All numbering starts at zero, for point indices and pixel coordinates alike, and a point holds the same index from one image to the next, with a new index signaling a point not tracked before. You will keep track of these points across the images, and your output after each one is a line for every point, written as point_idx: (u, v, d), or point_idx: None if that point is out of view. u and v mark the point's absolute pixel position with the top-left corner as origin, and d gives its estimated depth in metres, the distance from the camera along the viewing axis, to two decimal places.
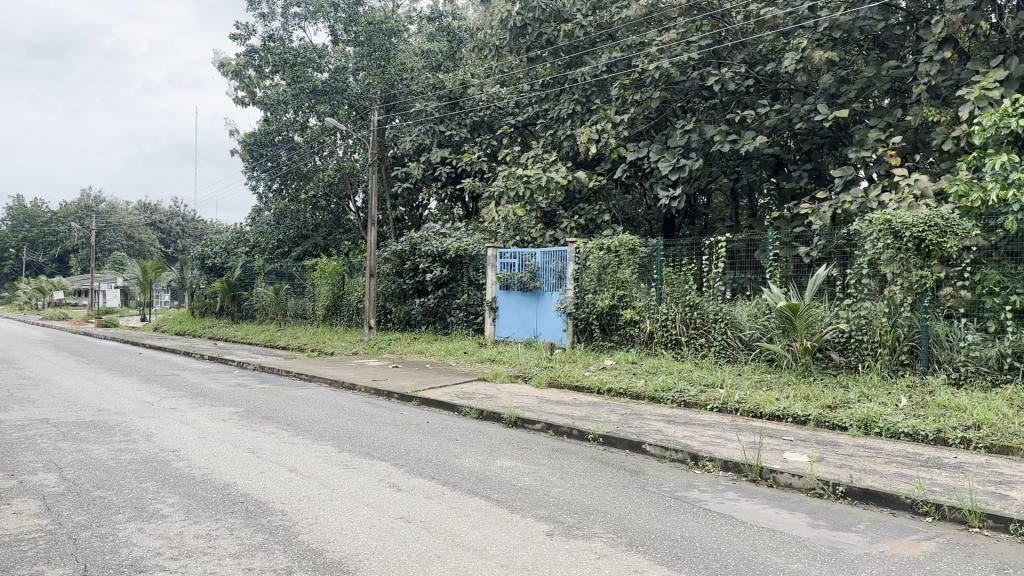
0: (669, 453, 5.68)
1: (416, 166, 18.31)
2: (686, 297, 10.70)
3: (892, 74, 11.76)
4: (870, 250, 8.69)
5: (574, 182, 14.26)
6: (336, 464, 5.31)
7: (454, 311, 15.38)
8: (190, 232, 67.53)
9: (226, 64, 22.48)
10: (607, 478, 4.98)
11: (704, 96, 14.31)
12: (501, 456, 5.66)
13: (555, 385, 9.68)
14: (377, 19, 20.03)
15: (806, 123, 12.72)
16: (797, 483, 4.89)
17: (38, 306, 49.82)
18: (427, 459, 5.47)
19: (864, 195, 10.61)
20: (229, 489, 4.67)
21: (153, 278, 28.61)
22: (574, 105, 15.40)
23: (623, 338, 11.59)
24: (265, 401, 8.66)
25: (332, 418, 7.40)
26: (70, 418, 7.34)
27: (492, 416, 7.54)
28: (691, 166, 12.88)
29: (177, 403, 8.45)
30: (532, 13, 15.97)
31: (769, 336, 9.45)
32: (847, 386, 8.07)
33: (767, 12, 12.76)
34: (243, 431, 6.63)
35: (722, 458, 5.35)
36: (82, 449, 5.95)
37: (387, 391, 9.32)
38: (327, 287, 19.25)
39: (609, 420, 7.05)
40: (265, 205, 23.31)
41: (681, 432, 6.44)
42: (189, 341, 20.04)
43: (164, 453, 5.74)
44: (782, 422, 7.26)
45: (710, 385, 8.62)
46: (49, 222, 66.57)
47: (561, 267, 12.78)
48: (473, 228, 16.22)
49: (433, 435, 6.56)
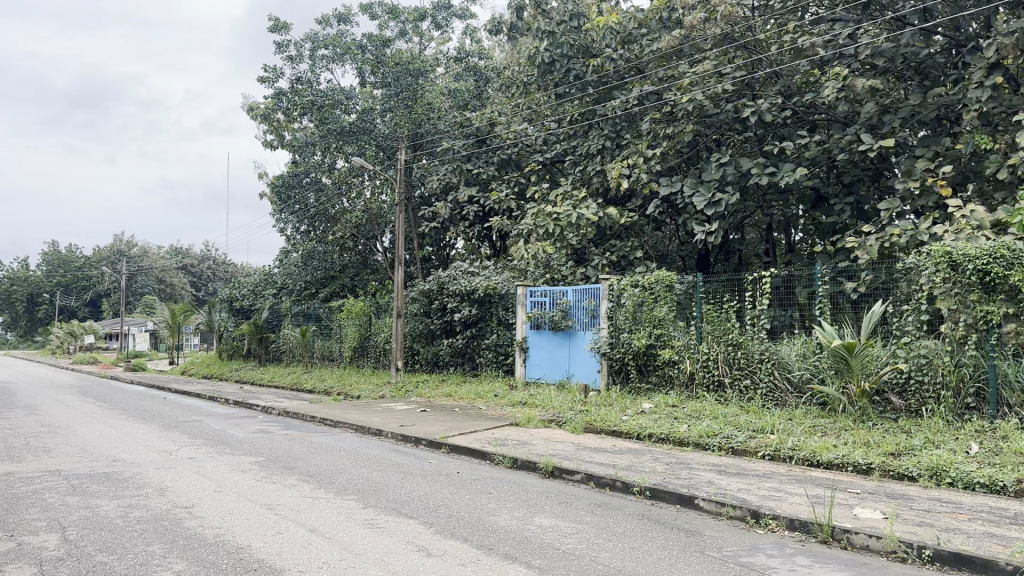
0: (726, 509, 5.16)
1: (444, 205, 18.06)
2: (728, 336, 10.18)
3: (938, 102, 11.28)
4: (927, 284, 8.16)
5: (605, 219, 13.87)
6: (361, 522, 4.86)
7: (483, 351, 14.94)
8: (220, 274, 68.08)
9: (254, 108, 22.73)
10: (661, 542, 4.47)
11: (738, 129, 13.91)
12: (540, 512, 5.17)
13: (591, 430, 9.15)
14: (403, 60, 19.91)
15: (848, 154, 12.25)
16: (876, 544, 4.35)
17: (70, 351, 50.31)
18: (458, 517, 5.00)
19: (914, 227, 10.08)
20: (241, 554, 4.23)
21: (182, 321, 28.62)
22: (604, 141, 15.07)
23: (661, 379, 11.05)
24: (288, 449, 8.24)
25: (357, 468, 6.97)
26: (83, 470, 6.97)
27: (526, 465, 7.05)
28: (728, 201, 12.44)
29: (196, 452, 8.06)
30: (560, 49, 15.72)
31: (821, 378, 8.89)
32: (909, 432, 7.46)
33: (805, 41, 12.34)
34: (262, 484, 6.20)
35: (787, 516, 4.82)
36: (90, 506, 5.55)
37: (415, 437, 8.85)
38: (354, 328, 18.94)
39: (654, 470, 6.52)
40: (292, 247, 23.17)
41: (735, 485, 5.91)
42: (215, 385, 19.79)
43: (176, 510, 5.33)
44: (843, 472, 6.70)
45: (760, 431, 8.08)
46: (83, 267, 67.70)
47: (594, 305, 12.30)
48: (502, 266, 15.86)
49: (465, 487, 6.09)
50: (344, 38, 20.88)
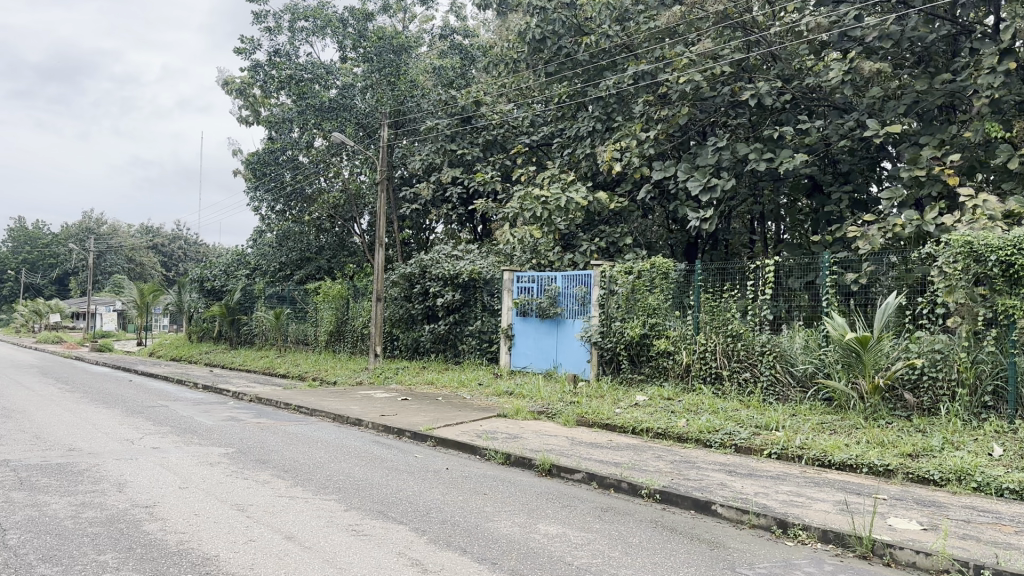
0: (748, 517, 4.68)
1: (426, 186, 17.44)
2: (727, 326, 9.71)
3: (946, 88, 10.85)
4: (942, 277, 7.73)
5: (595, 203, 13.33)
6: (345, 529, 4.32)
7: (466, 338, 14.39)
8: (191, 255, 66.86)
9: (228, 82, 21.89)
10: (684, 556, 3.99)
11: (735, 112, 13.43)
12: (543, 518, 4.65)
13: (583, 423, 8.67)
14: (387, 34, 19.30)
15: (850, 140, 11.82)
16: (923, 562, 3.91)
17: (35, 329, 49.15)
18: (454, 523, 4.46)
19: (921, 218, 9.69)
20: (206, 568, 3.66)
21: (151, 301, 27.75)
22: (594, 122, 14.53)
23: (654, 371, 10.58)
24: (260, 440, 7.65)
25: (335, 463, 6.40)
26: (33, 461, 6.34)
27: (520, 461, 6.53)
28: (725, 186, 11.94)
29: (161, 442, 7.45)
30: (551, 26, 14.99)
31: (827, 372, 8.47)
32: (925, 432, 7.06)
33: (808, 19, 11.77)
34: (233, 480, 5.62)
35: (821, 528, 4.37)
36: (38, 504, 4.95)
37: (398, 429, 8.30)
38: (330, 311, 18.26)
39: (661, 470, 6.03)
40: (267, 227, 22.46)
41: (751, 488, 5.44)
42: (184, 368, 19.03)
43: (135, 511, 4.74)
44: (858, 473, 6.30)
45: (765, 427, 7.63)
46: (49, 244, 66.27)
47: (585, 293, 11.78)
48: (486, 251, 15.33)
49: (457, 486, 5.55)
50: (325, 10, 20.11)
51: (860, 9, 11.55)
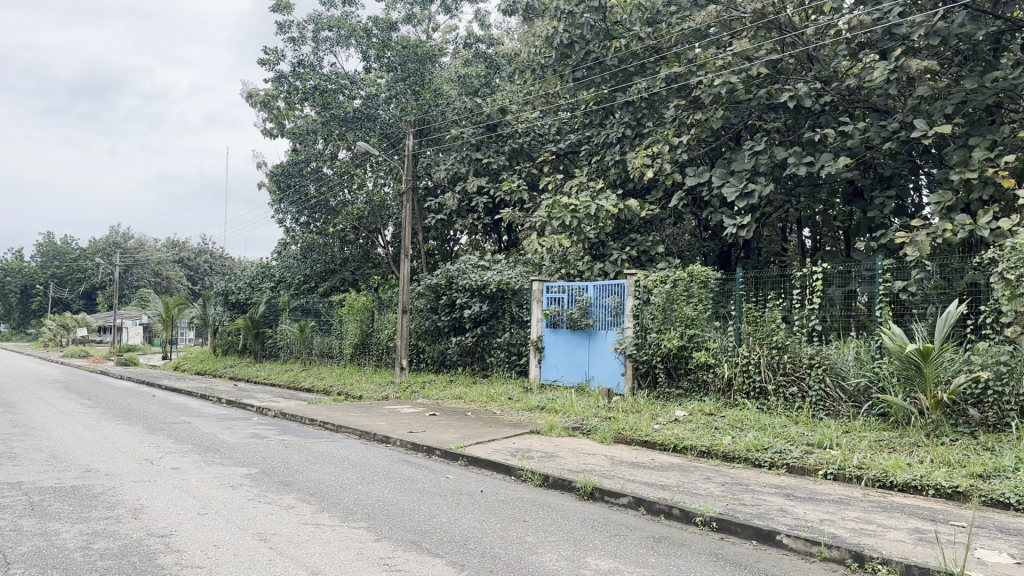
0: (818, 549, 4.26)
1: (451, 196, 17.14)
2: (772, 338, 9.22)
3: (998, 86, 10.27)
4: (1008, 282, 7.24)
5: (625, 211, 12.93)
6: (378, 564, 3.94)
7: (494, 350, 14.00)
8: (217, 269, 67.19)
9: (252, 95, 21.71)
10: None
11: (770, 115, 12.97)
12: (592, 550, 4.25)
13: (621, 440, 8.24)
14: (410, 43, 19.01)
15: (894, 142, 11.32)
16: None
17: (62, 344, 49.47)
18: (494, 556, 4.08)
19: (973, 222, 9.21)
20: None
21: (176, 314, 27.67)
22: (624, 128, 14.12)
23: (693, 385, 10.12)
24: (284, 459, 7.31)
25: (364, 485, 6.03)
26: (48, 484, 6.04)
27: (558, 483, 6.13)
28: (763, 191, 11.46)
29: (181, 461, 7.13)
30: (579, 30, 14.53)
31: (883, 387, 8.01)
32: (995, 451, 6.54)
33: (850, 17, 11.28)
34: (257, 505, 5.28)
35: (902, 562, 3.93)
36: (48, 532, 4.63)
37: (427, 447, 7.92)
38: (355, 324, 17.98)
39: (712, 494, 5.59)
40: (291, 239, 22.27)
41: (815, 515, 5.01)
42: (208, 382, 18.77)
43: (150, 541, 4.40)
44: (924, 496, 5.84)
45: (818, 445, 7.16)
46: (78, 259, 67.02)
47: (618, 303, 11.36)
48: (514, 260, 14.97)
49: (494, 512, 5.16)
50: (349, 20, 19.92)
51: (905, 5, 11.08)
